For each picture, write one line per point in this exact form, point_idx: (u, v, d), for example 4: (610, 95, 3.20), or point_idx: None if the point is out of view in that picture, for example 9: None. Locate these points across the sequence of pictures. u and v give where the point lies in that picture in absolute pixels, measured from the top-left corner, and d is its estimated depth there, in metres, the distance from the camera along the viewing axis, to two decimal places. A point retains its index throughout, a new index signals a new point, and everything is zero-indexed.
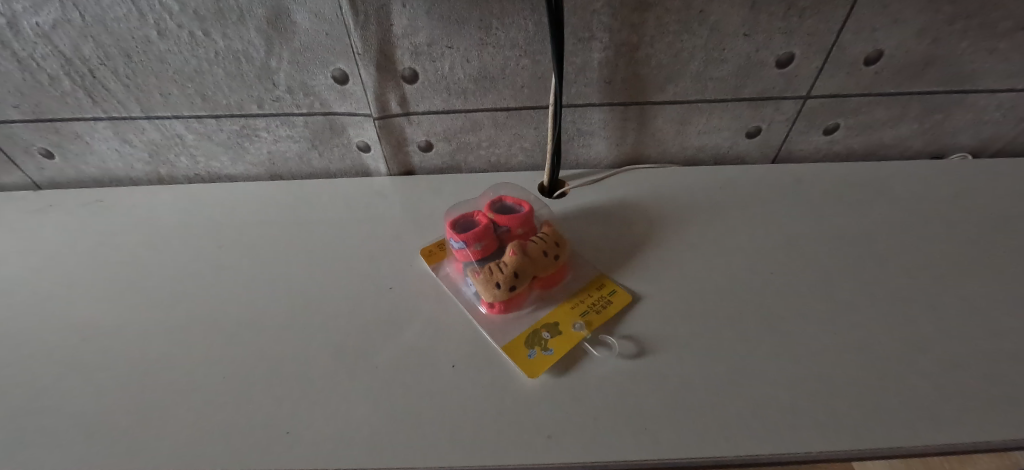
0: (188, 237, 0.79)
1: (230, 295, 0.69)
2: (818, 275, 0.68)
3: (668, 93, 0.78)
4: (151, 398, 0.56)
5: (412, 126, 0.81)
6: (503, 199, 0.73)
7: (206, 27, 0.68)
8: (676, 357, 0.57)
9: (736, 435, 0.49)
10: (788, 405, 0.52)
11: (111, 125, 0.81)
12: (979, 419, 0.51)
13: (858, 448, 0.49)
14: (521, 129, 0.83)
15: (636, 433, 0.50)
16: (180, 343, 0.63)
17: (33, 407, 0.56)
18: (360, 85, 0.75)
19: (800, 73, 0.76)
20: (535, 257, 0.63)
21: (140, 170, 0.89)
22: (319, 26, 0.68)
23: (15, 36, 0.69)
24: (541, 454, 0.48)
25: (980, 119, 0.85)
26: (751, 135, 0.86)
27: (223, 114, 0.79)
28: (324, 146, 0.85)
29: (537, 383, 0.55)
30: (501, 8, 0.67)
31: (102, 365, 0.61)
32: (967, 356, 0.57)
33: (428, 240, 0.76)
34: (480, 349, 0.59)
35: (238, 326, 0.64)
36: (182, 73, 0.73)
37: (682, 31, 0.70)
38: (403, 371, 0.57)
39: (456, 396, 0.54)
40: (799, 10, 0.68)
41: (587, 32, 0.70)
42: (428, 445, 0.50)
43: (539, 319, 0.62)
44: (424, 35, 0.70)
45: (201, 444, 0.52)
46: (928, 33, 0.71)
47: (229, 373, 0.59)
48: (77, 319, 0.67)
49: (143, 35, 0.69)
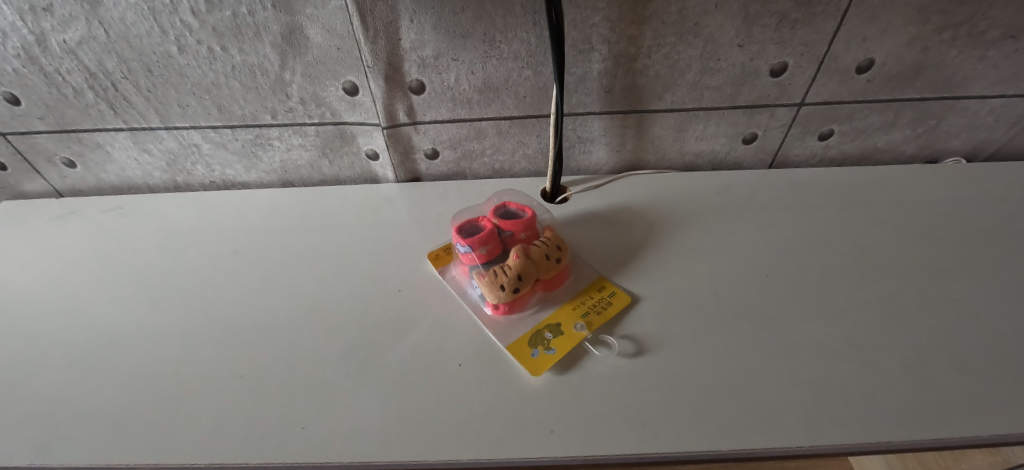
0: (206, 241, 0.83)
1: (246, 297, 0.72)
2: (813, 276, 0.70)
3: (666, 101, 0.81)
4: (175, 396, 0.59)
5: (419, 135, 0.84)
6: (507, 204, 0.76)
7: (223, 42, 0.71)
8: (675, 356, 0.59)
9: (731, 431, 0.52)
10: (781, 402, 0.54)
11: (131, 135, 0.84)
12: (965, 416, 0.53)
13: (848, 443, 0.51)
14: (523, 137, 0.85)
15: (635, 428, 0.52)
16: (200, 343, 0.66)
17: (64, 405, 0.59)
18: (369, 96, 0.78)
19: (794, 81, 0.78)
20: (538, 260, 0.65)
21: (158, 178, 0.92)
22: (330, 41, 0.71)
23: (42, 53, 0.72)
24: (544, 447, 0.51)
25: (972, 124, 0.87)
26: (748, 141, 0.88)
27: (238, 125, 0.82)
28: (334, 154, 0.88)
29: (540, 381, 0.57)
30: (504, 23, 0.70)
31: (127, 365, 0.64)
32: (956, 356, 0.59)
33: (434, 244, 0.79)
34: (485, 348, 0.62)
35: (254, 327, 0.67)
36: (200, 86, 0.77)
37: (679, 43, 0.73)
38: (411, 370, 0.59)
39: (463, 393, 0.56)
40: (792, 22, 0.71)
41: (587, 44, 0.73)
42: (437, 440, 0.52)
43: (541, 320, 0.65)
44: (431, 49, 0.73)
45: (222, 439, 0.55)
46: (917, 42, 0.74)
47: (247, 371, 0.62)
48: (103, 321, 0.70)
49: (164, 50, 0.72)
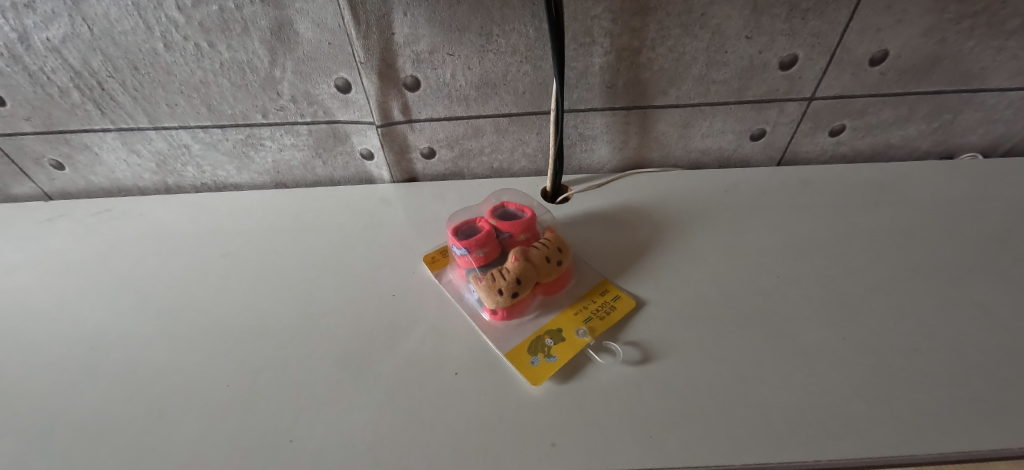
0: (196, 245, 0.80)
1: (236, 302, 0.69)
2: (827, 278, 0.67)
3: (670, 96, 0.78)
4: (158, 407, 0.57)
5: (415, 133, 0.82)
6: (505, 205, 0.74)
7: (211, 39, 0.69)
8: (682, 364, 0.56)
9: (743, 443, 0.49)
10: (796, 412, 0.51)
11: (119, 136, 0.82)
12: (992, 426, 0.50)
13: (868, 456, 0.48)
14: (523, 134, 0.83)
15: (641, 441, 0.49)
16: (187, 351, 0.63)
17: (43, 415, 0.57)
18: (363, 93, 0.75)
19: (804, 75, 0.75)
20: (538, 263, 0.63)
21: (149, 180, 0.90)
22: (321, 36, 0.69)
23: (26, 51, 0.70)
24: (545, 462, 0.48)
25: (990, 118, 0.83)
26: (756, 138, 0.85)
27: (229, 124, 0.80)
28: (328, 154, 0.85)
29: (541, 391, 0.54)
30: (502, 15, 0.67)
31: (110, 373, 0.61)
32: (982, 362, 0.56)
33: (431, 247, 0.76)
34: (483, 356, 0.59)
35: (243, 333, 0.65)
36: (188, 85, 0.74)
37: (684, 35, 0.70)
38: (406, 379, 0.57)
39: (459, 403, 0.54)
40: (803, 12, 0.68)
41: (588, 37, 0.70)
42: (432, 453, 0.49)
43: (541, 326, 0.62)
44: (425, 43, 0.70)
45: (207, 452, 0.52)
46: (934, 33, 0.71)
47: (235, 381, 0.59)
48: (88, 327, 0.68)
49: (151, 47, 0.70)
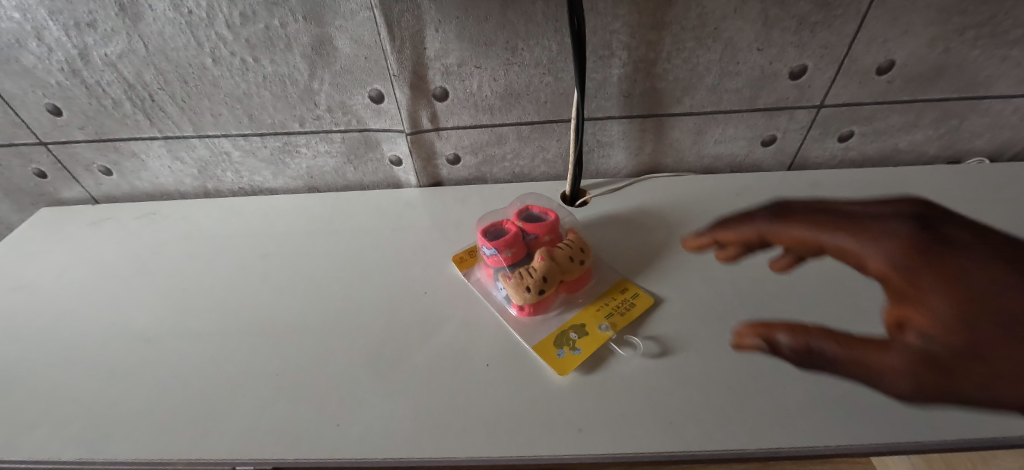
0: (235, 247, 0.85)
1: (278, 299, 0.74)
2: (837, 276, 0.70)
3: (684, 105, 0.82)
4: (209, 396, 0.62)
5: (442, 140, 0.86)
6: (529, 208, 0.78)
7: (255, 54, 0.74)
8: (699, 357, 0.60)
9: (756, 430, 0.52)
10: (807, 402, 0.54)
11: (165, 144, 0.87)
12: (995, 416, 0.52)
13: (875, 442, 0.51)
14: (544, 141, 0.87)
15: (662, 427, 0.53)
16: (233, 344, 0.68)
17: (106, 402, 0.62)
18: (394, 104, 0.80)
19: (813, 84, 0.79)
20: (561, 262, 0.67)
21: (189, 185, 0.96)
22: (359, 51, 0.73)
23: (85, 66, 0.76)
24: (573, 446, 0.52)
25: (996, 123, 0.86)
26: (767, 143, 0.89)
27: (268, 133, 0.85)
28: (358, 161, 0.90)
29: (566, 381, 0.58)
30: (526, 31, 0.72)
31: (164, 364, 0.66)
32: None
33: (458, 248, 0.80)
34: (512, 348, 0.63)
35: (284, 329, 0.69)
36: (232, 96, 0.80)
37: (698, 47, 0.74)
38: (440, 369, 0.61)
39: (491, 392, 0.58)
40: (812, 25, 0.71)
41: (607, 50, 0.75)
42: (468, 437, 0.53)
43: (564, 321, 0.66)
44: (455, 57, 0.75)
45: (257, 435, 0.57)
46: (939, 43, 0.74)
47: (280, 372, 0.64)
48: (140, 322, 0.73)
49: (199, 62, 0.75)
